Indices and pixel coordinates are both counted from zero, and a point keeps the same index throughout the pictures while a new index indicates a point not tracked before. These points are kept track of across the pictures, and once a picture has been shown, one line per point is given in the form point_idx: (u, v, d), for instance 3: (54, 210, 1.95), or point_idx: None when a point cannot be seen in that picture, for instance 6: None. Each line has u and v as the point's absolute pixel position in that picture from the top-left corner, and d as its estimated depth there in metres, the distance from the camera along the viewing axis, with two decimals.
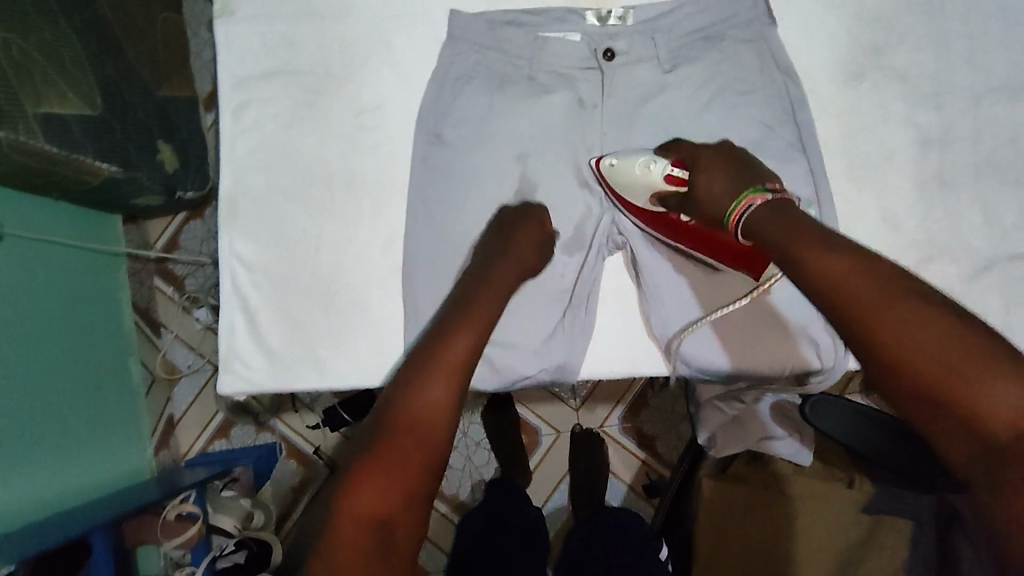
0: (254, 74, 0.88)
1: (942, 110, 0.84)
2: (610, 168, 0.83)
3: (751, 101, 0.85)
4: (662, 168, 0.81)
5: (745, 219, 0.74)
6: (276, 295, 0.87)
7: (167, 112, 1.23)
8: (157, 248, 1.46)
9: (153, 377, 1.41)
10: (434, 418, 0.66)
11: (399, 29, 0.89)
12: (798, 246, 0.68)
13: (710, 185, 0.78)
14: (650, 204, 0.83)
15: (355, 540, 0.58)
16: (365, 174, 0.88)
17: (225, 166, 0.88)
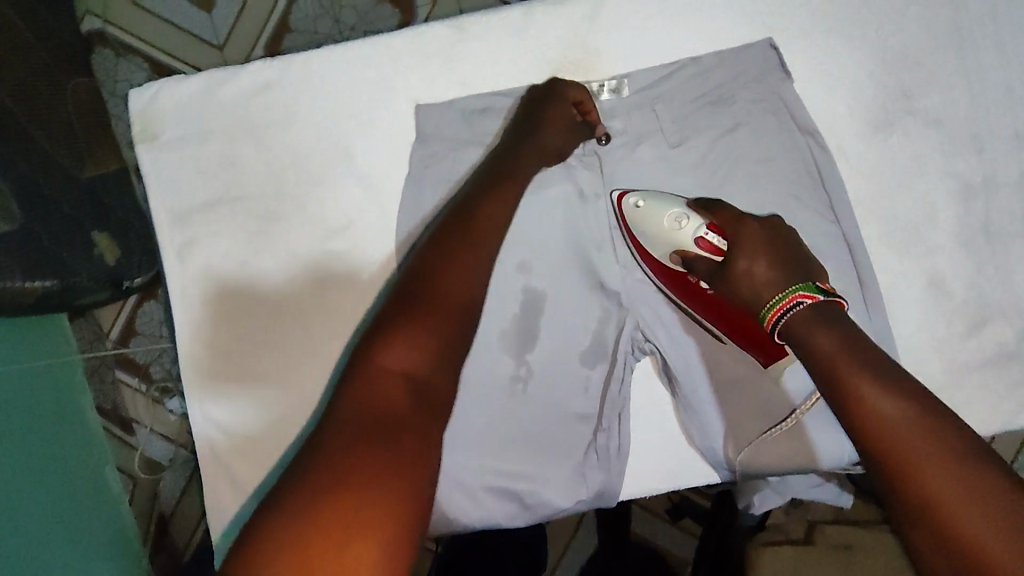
0: (196, 208, 0.76)
1: (982, 154, 0.76)
2: (634, 211, 0.73)
3: (776, 169, 0.74)
4: (694, 228, 0.72)
5: (786, 318, 0.65)
6: (264, 457, 0.76)
7: (93, 192, 0.83)
8: (112, 337, 0.99)
9: (133, 478, 1.00)
10: (465, 282, 0.61)
11: (361, 131, 0.76)
12: (846, 364, 0.60)
13: (752, 262, 0.68)
14: (673, 262, 0.73)
15: (387, 402, 0.52)
16: (345, 306, 0.76)
17: (179, 319, 0.76)
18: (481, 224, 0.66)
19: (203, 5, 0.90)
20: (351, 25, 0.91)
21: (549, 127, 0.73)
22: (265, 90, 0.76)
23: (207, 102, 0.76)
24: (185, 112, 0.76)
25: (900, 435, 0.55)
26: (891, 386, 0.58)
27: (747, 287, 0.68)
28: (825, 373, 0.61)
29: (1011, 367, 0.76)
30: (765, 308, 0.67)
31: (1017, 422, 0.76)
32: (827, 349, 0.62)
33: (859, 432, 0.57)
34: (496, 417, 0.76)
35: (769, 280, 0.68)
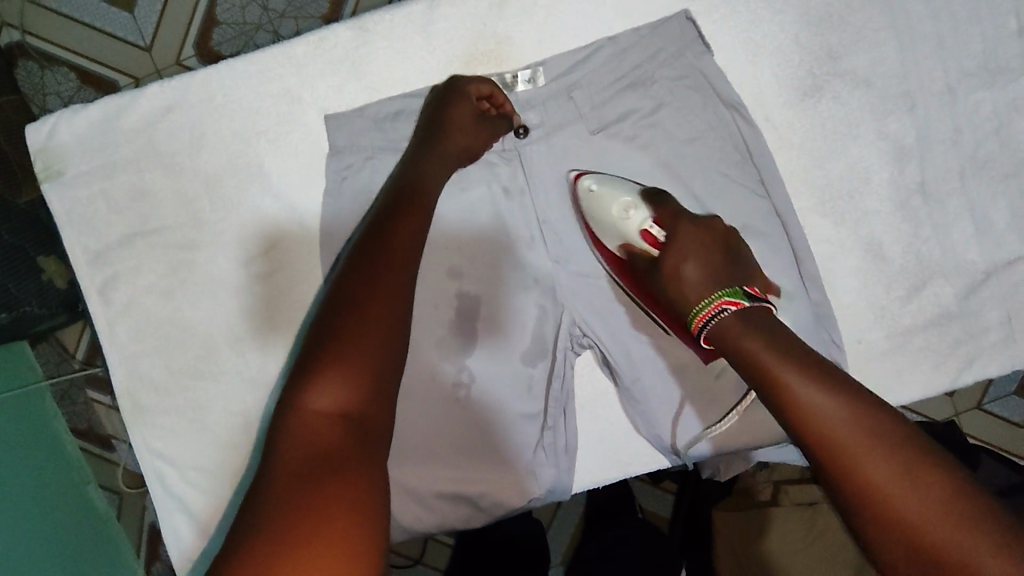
0: (111, 243, 0.74)
1: (915, 112, 0.74)
2: (588, 193, 0.71)
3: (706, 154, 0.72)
4: (640, 220, 0.70)
5: (712, 323, 0.63)
6: (214, 486, 0.75)
7: (30, 216, 0.83)
8: (79, 360, 0.96)
9: (120, 492, 0.98)
10: (393, 296, 0.55)
11: (270, 148, 0.74)
12: (773, 355, 0.58)
13: (680, 264, 0.67)
14: (621, 255, 0.72)
15: (324, 445, 0.47)
16: (276, 329, 0.75)
17: (109, 358, 0.75)
18: (396, 233, 0.60)
19: (122, 5, 0.89)
20: (279, 12, 0.89)
21: (456, 131, 0.69)
22: (167, 114, 0.73)
23: (108, 132, 0.73)
24: (86, 144, 0.73)
25: (827, 424, 0.53)
26: (816, 370, 0.56)
27: (675, 288, 0.67)
28: (755, 373, 0.58)
29: (953, 327, 0.75)
30: (693, 312, 0.65)
31: (961, 381, 0.75)
32: (749, 339, 0.60)
33: (787, 424, 0.55)
34: (443, 425, 0.75)
35: (698, 283, 0.66)
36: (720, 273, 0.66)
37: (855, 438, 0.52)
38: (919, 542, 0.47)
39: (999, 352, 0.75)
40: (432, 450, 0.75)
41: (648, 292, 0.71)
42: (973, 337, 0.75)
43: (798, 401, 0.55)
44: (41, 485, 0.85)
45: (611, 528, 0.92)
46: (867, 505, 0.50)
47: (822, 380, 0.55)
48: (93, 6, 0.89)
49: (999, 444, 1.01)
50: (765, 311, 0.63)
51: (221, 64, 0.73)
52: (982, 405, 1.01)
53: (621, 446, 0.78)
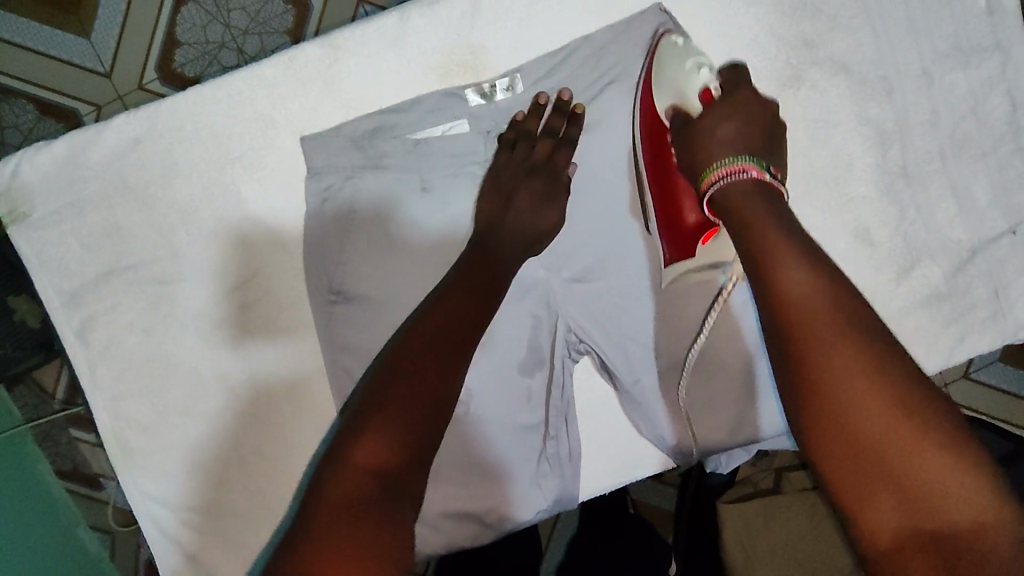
0: (85, 283, 0.71)
1: (893, 95, 0.74)
2: (671, 45, 0.69)
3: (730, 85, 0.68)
4: (704, 79, 0.68)
5: (720, 185, 0.62)
6: (211, 525, 0.73)
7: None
8: (58, 398, 0.93)
9: (110, 532, 0.94)
10: (451, 358, 0.56)
11: (245, 173, 0.71)
12: (764, 232, 0.58)
13: (720, 125, 0.64)
14: (666, 116, 0.68)
15: (360, 500, 0.47)
16: (266, 360, 0.73)
17: (94, 401, 0.72)
18: (456, 292, 0.61)
19: (79, 31, 0.86)
20: (243, 29, 0.86)
21: (508, 174, 0.70)
22: (135, 145, 0.71)
23: (73, 168, 0.70)
24: (51, 182, 0.70)
25: (809, 319, 0.52)
26: (816, 266, 0.55)
27: (703, 141, 0.64)
28: (746, 247, 0.58)
29: (945, 306, 0.76)
30: (712, 166, 0.63)
31: (955, 358, 0.76)
32: (750, 217, 0.59)
33: (770, 312, 0.54)
34: (446, 447, 0.74)
35: (732, 147, 0.63)
36: (755, 140, 0.64)
37: (821, 313, 0.52)
38: (865, 451, 0.47)
39: (990, 327, 0.76)
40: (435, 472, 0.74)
41: (664, 160, 0.68)
42: (964, 315, 0.76)
43: (784, 292, 0.54)
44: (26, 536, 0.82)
45: (605, 526, 0.93)
46: (822, 389, 0.49)
47: (807, 263, 0.55)
48: (48, 34, 0.86)
49: (990, 413, 1.03)
50: (782, 193, 0.62)
51: (189, 89, 0.71)
52: (969, 375, 1.03)
53: (625, 448, 0.78)
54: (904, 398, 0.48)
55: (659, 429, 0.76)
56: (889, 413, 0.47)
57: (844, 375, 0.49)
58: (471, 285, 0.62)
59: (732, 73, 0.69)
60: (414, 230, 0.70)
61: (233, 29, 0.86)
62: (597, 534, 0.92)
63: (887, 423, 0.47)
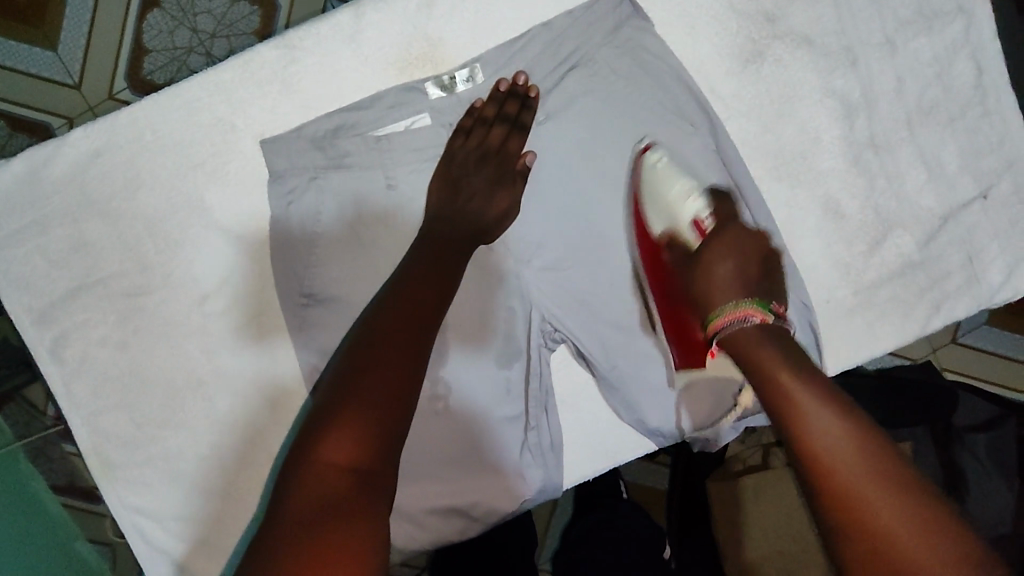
0: (55, 300, 0.71)
1: (857, 66, 0.74)
2: (653, 166, 0.72)
3: (721, 215, 0.72)
4: (696, 211, 0.72)
5: (727, 331, 0.67)
6: (198, 534, 0.73)
7: None
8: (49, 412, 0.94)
9: None
10: (414, 347, 0.56)
11: (209, 181, 0.71)
12: (776, 363, 0.62)
13: (721, 263, 0.71)
14: (660, 238, 0.74)
15: (331, 496, 0.47)
16: (242, 367, 0.72)
17: (72, 419, 0.72)
18: (419, 288, 0.61)
19: (44, 44, 0.85)
20: (210, 32, 0.85)
21: (461, 162, 0.70)
22: (95, 157, 0.70)
23: (33, 185, 0.69)
24: (12, 200, 0.69)
25: (828, 446, 0.56)
26: (834, 406, 0.58)
27: (703, 280, 0.71)
28: (760, 377, 0.63)
29: (918, 275, 0.76)
30: (712, 314, 0.69)
31: (931, 327, 0.76)
32: (769, 365, 0.63)
33: (793, 449, 0.58)
34: (430, 440, 0.74)
35: (731, 284, 0.69)
36: (755, 280, 0.70)
37: (838, 445, 0.56)
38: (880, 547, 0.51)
39: (964, 294, 0.76)
40: (420, 465, 0.74)
41: (665, 279, 0.73)
42: (938, 283, 0.76)
43: (807, 425, 0.58)
44: None
45: (596, 513, 0.92)
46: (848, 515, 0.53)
47: (817, 391, 0.60)
48: (12, 48, 0.84)
49: (978, 374, 1.03)
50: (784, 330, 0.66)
51: (146, 99, 0.70)
52: (957, 339, 1.03)
53: (607, 433, 0.78)
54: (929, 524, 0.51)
55: (641, 410, 0.76)
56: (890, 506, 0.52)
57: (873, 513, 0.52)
58: (425, 273, 0.62)
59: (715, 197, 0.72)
60: (381, 228, 0.70)
61: (200, 34, 0.84)
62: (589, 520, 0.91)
63: (922, 555, 0.50)
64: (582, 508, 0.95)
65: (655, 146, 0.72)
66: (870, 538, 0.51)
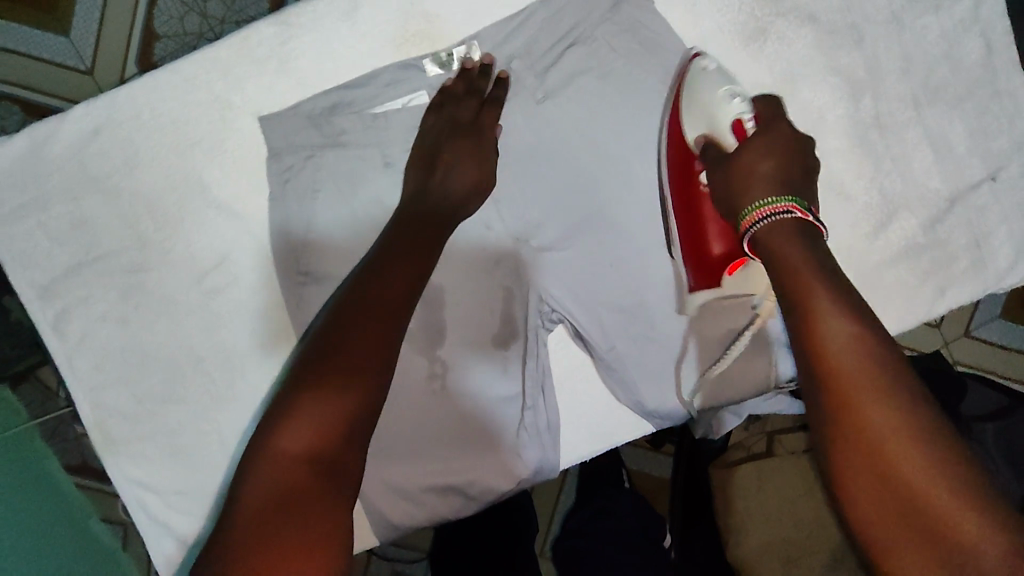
0: (58, 276, 0.72)
1: (863, 44, 0.72)
2: (701, 70, 0.67)
3: (767, 114, 0.65)
4: (738, 111, 0.65)
5: (762, 226, 0.60)
6: (197, 509, 0.74)
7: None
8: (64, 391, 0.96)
9: None
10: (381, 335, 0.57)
11: (208, 158, 0.71)
12: (806, 269, 0.57)
13: (758, 160, 0.62)
14: (697, 143, 0.67)
15: (289, 487, 0.49)
16: (240, 344, 0.73)
17: (74, 393, 0.73)
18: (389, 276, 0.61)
19: (56, 29, 0.85)
20: (219, 18, 0.87)
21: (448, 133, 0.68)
22: (97, 134, 0.71)
23: (36, 162, 0.70)
24: (15, 176, 0.70)
25: (840, 357, 0.52)
26: (857, 321, 0.54)
27: (740, 179, 0.62)
28: (779, 280, 0.58)
29: (924, 258, 0.74)
30: (748, 207, 0.61)
31: (936, 312, 0.75)
32: (794, 273, 0.57)
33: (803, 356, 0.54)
34: (427, 418, 0.74)
35: (770, 181, 0.61)
36: (794, 180, 0.62)
37: (854, 359, 0.52)
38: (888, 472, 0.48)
39: (971, 278, 0.75)
40: (416, 444, 0.75)
41: (694, 193, 0.67)
42: (944, 267, 0.74)
43: (820, 336, 0.54)
44: None
45: (597, 499, 0.92)
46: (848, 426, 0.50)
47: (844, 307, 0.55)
48: (25, 35, 0.85)
49: (991, 369, 1.01)
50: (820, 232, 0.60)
51: (146, 76, 0.70)
52: (970, 333, 1.01)
53: (604, 415, 0.78)
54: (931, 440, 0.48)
55: (640, 390, 0.75)
56: (901, 433, 0.48)
57: (880, 433, 0.49)
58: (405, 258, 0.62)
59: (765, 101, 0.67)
60: (378, 205, 0.70)
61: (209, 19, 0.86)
62: (591, 506, 0.92)
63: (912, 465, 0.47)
64: (586, 490, 0.95)
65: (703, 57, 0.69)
66: (870, 447, 0.49)
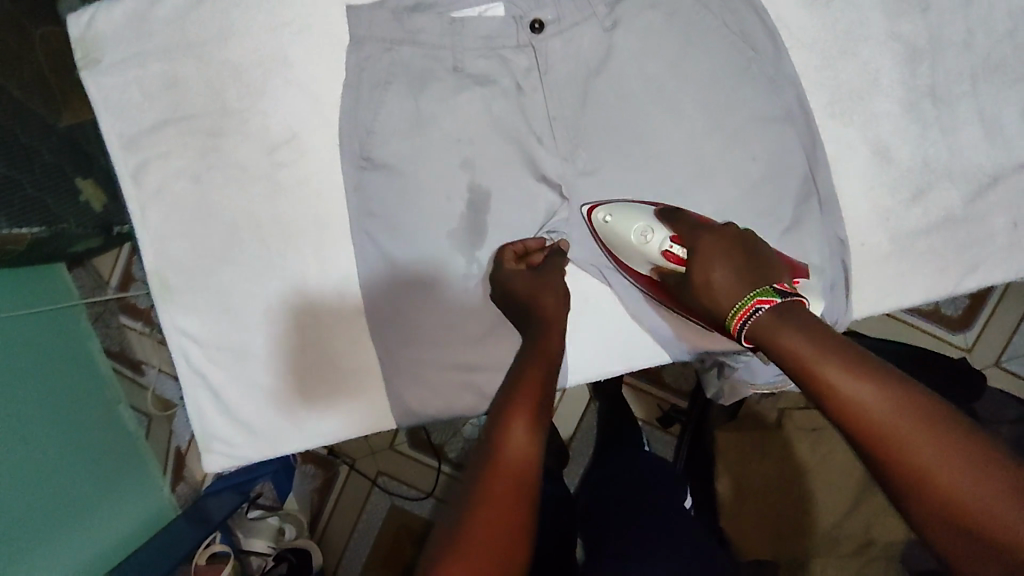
0: (144, 129, 0.78)
1: (928, 14, 0.75)
2: (603, 225, 0.76)
3: (688, 227, 0.72)
4: (660, 241, 0.73)
5: (748, 323, 0.64)
6: (241, 364, 0.81)
7: (72, 140, 0.95)
8: (112, 285, 1.18)
9: (149, 416, 1.18)
10: (500, 512, 0.54)
11: (294, 40, 0.77)
12: (804, 347, 0.59)
13: (710, 271, 0.68)
14: (652, 275, 0.76)
15: None
16: (299, 218, 0.79)
17: (141, 239, 0.79)
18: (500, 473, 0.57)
19: None
20: None
21: (512, 50, 0.74)
22: (199, 4, 0.77)
23: (142, 22, 0.77)
24: (123, 33, 0.77)
25: (869, 416, 0.53)
26: (863, 369, 0.55)
27: (704, 294, 0.69)
28: (785, 363, 0.60)
29: (959, 231, 0.76)
30: (731, 312, 0.66)
31: (964, 287, 0.77)
32: (794, 347, 0.59)
33: (835, 422, 0.55)
34: (457, 316, 0.79)
35: (726, 287, 0.67)
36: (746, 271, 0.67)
37: (885, 415, 0.52)
38: (958, 514, 0.47)
39: (1004, 258, 0.76)
40: (445, 340, 0.79)
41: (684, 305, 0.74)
42: (978, 243, 0.76)
43: (847, 401, 0.54)
44: (80, 389, 1.05)
45: (614, 458, 0.99)
46: (913, 486, 0.49)
47: (851, 367, 0.56)
48: None
49: None
50: (799, 303, 0.64)
51: None
52: (1001, 362, 1.08)
53: (620, 337, 0.83)
54: (989, 468, 0.47)
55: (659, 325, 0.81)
56: (971, 482, 0.47)
57: (935, 473, 0.49)
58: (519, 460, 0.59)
59: (676, 220, 0.73)
60: (443, 110, 0.75)
61: None
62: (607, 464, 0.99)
63: (986, 506, 0.46)
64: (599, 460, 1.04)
65: (598, 206, 0.76)
66: (940, 497, 0.48)
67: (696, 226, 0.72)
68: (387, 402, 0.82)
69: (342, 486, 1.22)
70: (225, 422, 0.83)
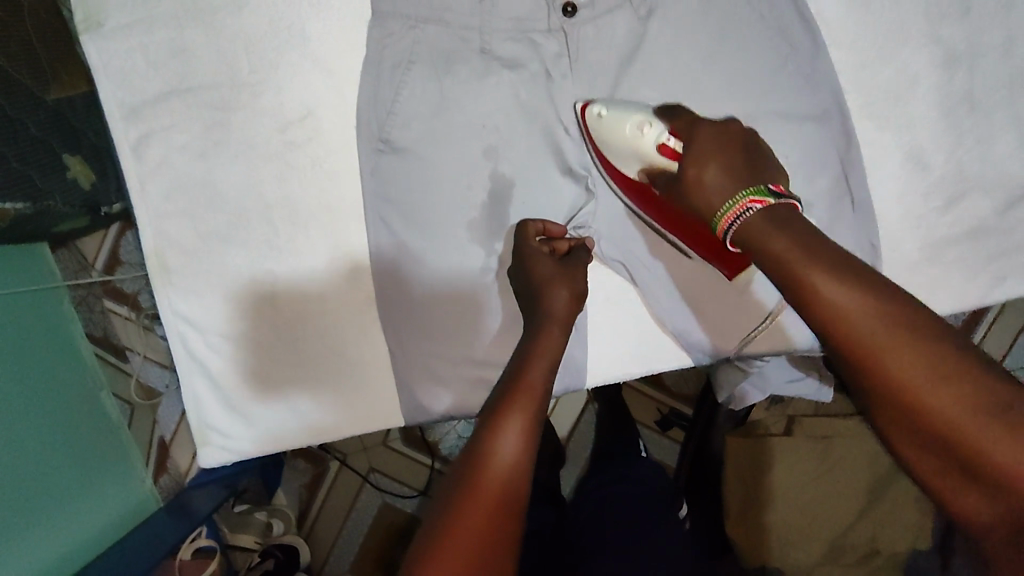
0: (147, 99, 0.74)
1: (969, 18, 0.73)
2: (597, 119, 0.70)
3: (688, 126, 0.68)
4: (656, 135, 0.68)
5: (736, 226, 0.61)
6: (244, 352, 0.77)
7: (62, 116, 0.88)
8: (97, 268, 1.13)
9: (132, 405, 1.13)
10: (484, 517, 0.51)
11: (312, 13, 0.73)
12: (794, 253, 0.56)
13: (703, 169, 0.64)
14: (642, 178, 0.71)
15: None
16: (309, 200, 0.75)
17: (139, 216, 0.75)
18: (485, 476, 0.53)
19: None
20: None
21: (542, 34, 0.71)
22: None
23: None
24: None
25: (855, 325, 0.51)
26: (854, 278, 0.53)
27: (697, 196, 0.64)
28: (771, 270, 0.57)
29: (989, 241, 0.75)
30: (716, 217, 0.63)
31: (990, 299, 0.76)
32: (784, 253, 0.56)
33: (820, 330, 0.53)
34: (473, 310, 0.75)
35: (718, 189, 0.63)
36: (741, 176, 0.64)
37: (870, 327, 0.50)
38: (932, 426, 0.47)
39: None
40: (460, 334, 0.76)
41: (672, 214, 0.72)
42: (1006, 255, 0.75)
43: (833, 306, 0.52)
44: (62, 376, 0.99)
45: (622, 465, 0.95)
46: (892, 399, 0.49)
47: (842, 274, 0.53)
48: None
49: None
50: (792, 209, 0.60)
51: None
52: None
53: (640, 338, 0.80)
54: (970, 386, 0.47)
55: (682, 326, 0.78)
56: (946, 398, 0.47)
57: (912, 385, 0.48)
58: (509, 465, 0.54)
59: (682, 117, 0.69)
60: (467, 93, 0.71)
61: None
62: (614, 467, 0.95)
63: (966, 422, 0.46)
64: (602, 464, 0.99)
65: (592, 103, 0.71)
66: (919, 411, 0.48)
67: (697, 122, 0.68)
68: (397, 397, 0.79)
69: (334, 480, 1.17)
70: (222, 414, 0.78)
